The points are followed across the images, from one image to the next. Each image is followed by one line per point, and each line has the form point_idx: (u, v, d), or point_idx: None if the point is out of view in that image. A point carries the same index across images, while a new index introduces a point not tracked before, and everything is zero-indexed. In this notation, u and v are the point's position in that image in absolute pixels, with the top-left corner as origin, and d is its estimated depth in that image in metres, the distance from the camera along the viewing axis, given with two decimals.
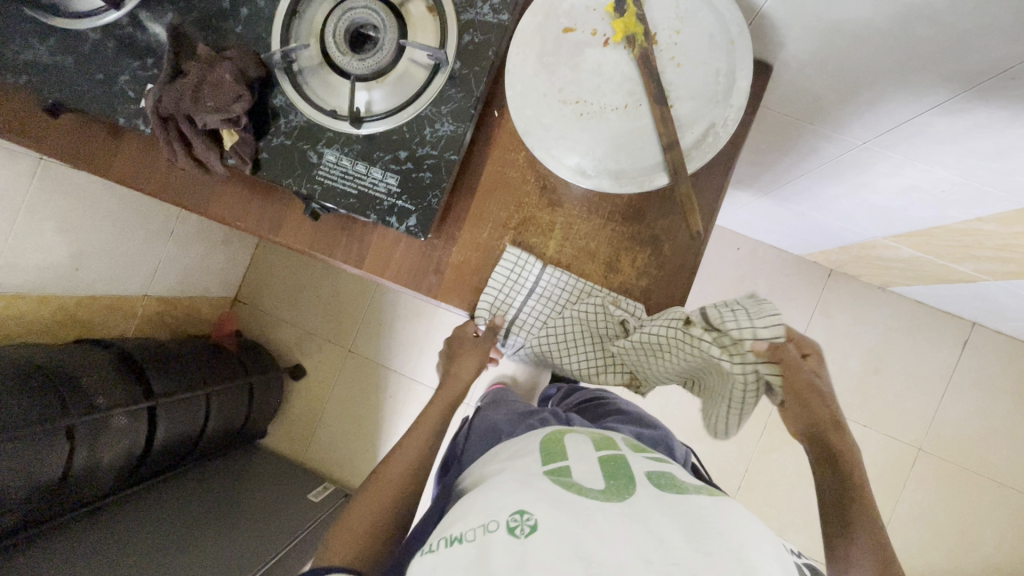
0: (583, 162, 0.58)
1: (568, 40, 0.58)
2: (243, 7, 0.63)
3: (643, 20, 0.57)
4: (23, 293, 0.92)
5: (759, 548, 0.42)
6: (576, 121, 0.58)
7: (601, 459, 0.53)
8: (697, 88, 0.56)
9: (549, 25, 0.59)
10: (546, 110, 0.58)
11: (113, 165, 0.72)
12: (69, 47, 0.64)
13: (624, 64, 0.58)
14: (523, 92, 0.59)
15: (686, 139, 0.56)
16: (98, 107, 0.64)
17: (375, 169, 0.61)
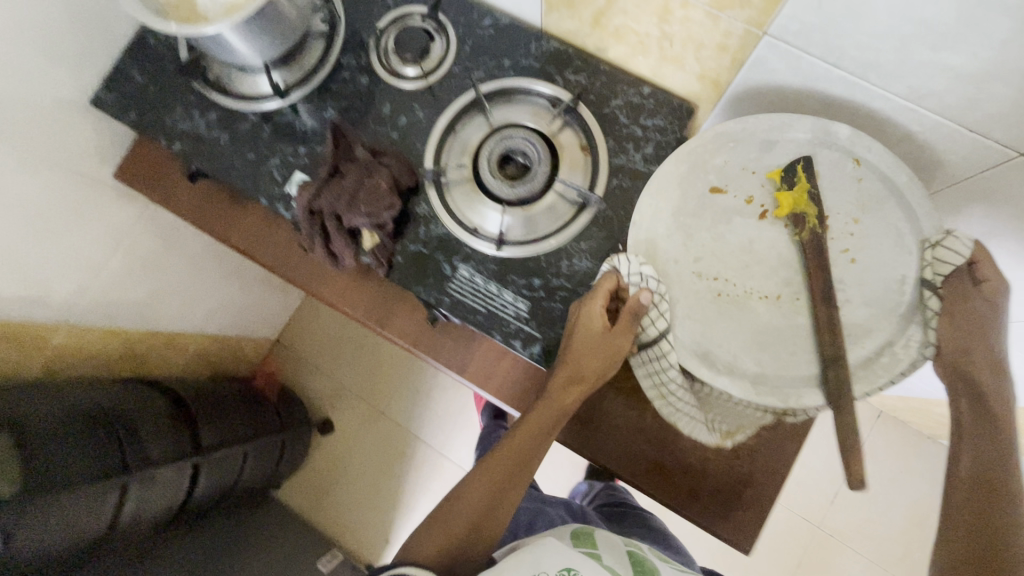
0: (713, 352, 0.55)
1: (716, 203, 0.57)
2: (402, 115, 0.65)
3: (813, 198, 0.54)
4: (95, 325, 0.91)
5: None
6: (712, 298, 0.56)
7: (628, 555, 0.57)
8: (876, 287, 0.53)
9: (698, 182, 0.57)
10: (676, 279, 0.56)
11: (237, 233, 0.74)
12: (227, 123, 0.67)
13: (782, 243, 0.56)
14: (648, 244, 0.57)
15: (854, 354, 0.52)
16: (243, 184, 0.65)
17: (506, 291, 0.61)
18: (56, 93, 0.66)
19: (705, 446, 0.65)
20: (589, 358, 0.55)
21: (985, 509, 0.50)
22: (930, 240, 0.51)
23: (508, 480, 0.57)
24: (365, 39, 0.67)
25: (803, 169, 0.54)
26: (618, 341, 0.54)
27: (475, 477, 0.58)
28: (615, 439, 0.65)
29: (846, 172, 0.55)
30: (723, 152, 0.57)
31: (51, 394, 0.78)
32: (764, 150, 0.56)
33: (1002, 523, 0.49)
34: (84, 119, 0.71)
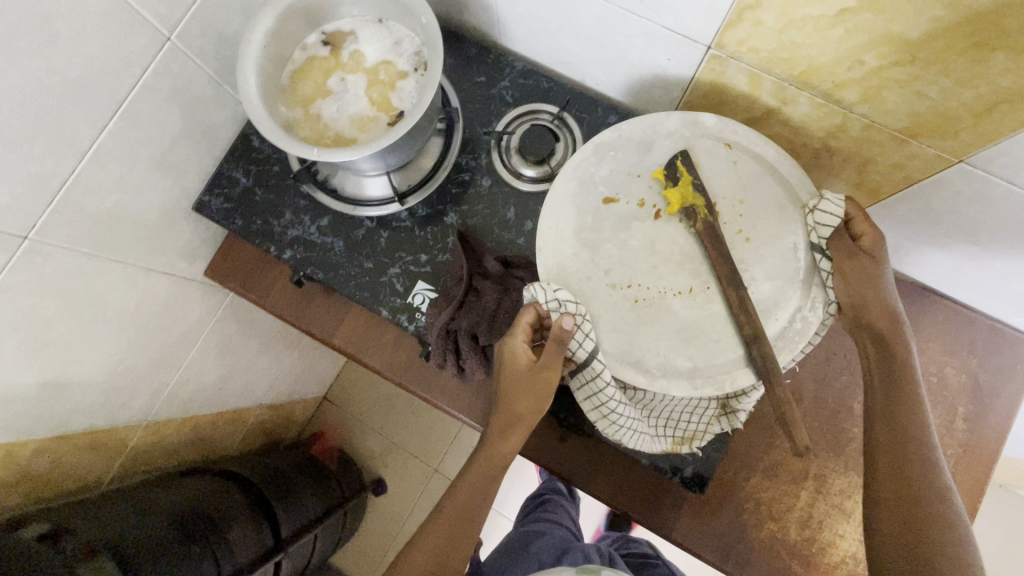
0: (644, 359, 0.43)
1: (609, 214, 0.45)
2: (527, 219, 0.62)
3: (701, 188, 0.44)
4: (171, 417, 0.87)
5: None
6: (629, 310, 0.44)
7: None
8: (776, 266, 0.44)
9: (583, 194, 0.46)
10: (588, 298, 0.44)
11: (339, 334, 0.69)
12: (340, 230, 0.64)
13: (683, 241, 0.44)
14: (559, 267, 0.45)
15: (772, 326, 0.43)
16: (362, 297, 0.62)
17: None
18: (161, 202, 0.62)
19: (856, 562, 0.61)
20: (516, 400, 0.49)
21: (917, 504, 0.43)
22: (803, 205, 0.45)
23: (455, 535, 0.52)
24: (484, 138, 0.65)
25: (684, 161, 0.44)
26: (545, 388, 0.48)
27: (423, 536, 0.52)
28: (757, 555, 0.62)
29: (720, 156, 0.46)
30: (606, 161, 0.47)
31: (137, 501, 0.73)
32: (643, 150, 0.46)
33: (926, 519, 0.42)
34: (183, 223, 0.67)
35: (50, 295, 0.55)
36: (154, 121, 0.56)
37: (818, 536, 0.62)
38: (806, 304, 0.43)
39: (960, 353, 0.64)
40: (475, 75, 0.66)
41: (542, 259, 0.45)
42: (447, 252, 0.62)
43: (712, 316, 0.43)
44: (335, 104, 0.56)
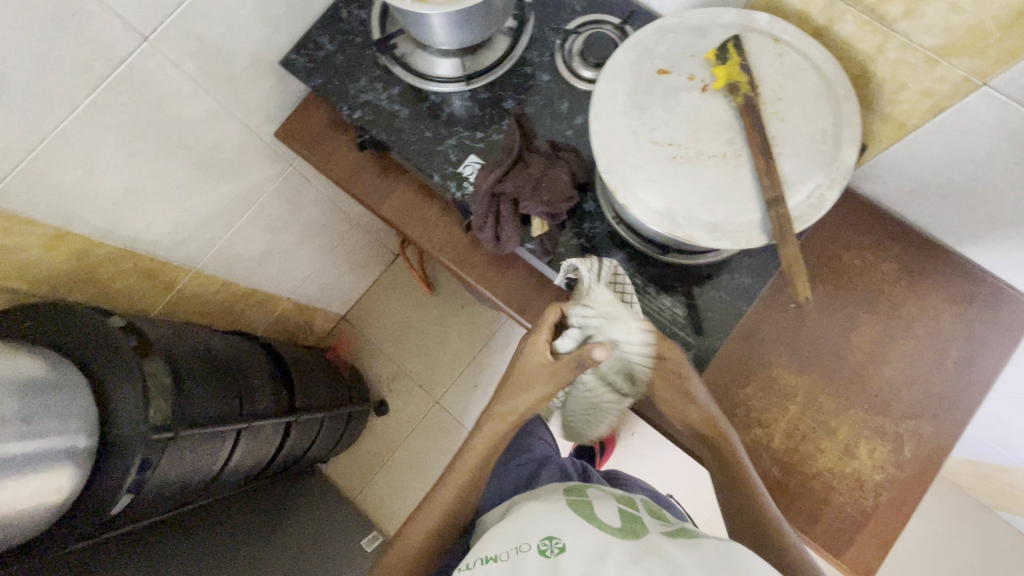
0: (674, 208, 0.49)
1: (661, 82, 0.51)
2: (579, 114, 0.68)
3: (747, 69, 0.50)
4: (214, 275, 0.94)
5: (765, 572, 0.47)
6: (667, 164, 0.49)
7: (620, 508, 0.58)
8: (804, 146, 0.49)
9: (641, 65, 0.52)
10: (633, 149, 0.50)
11: (388, 202, 0.75)
12: (408, 101, 0.70)
13: (724, 112, 0.50)
14: (610, 121, 0.51)
15: (792, 196, 0.48)
16: (418, 161, 0.68)
17: (665, 295, 0.64)
18: (253, 50, 0.69)
19: (832, 476, 0.65)
20: (524, 398, 0.60)
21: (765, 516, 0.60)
22: (836, 99, 0.50)
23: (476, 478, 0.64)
24: (550, 39, 0.70)
25: (735, 46, 0.51)
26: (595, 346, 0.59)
27: (442, 487, 0.64)
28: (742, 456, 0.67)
29: (768, 49, 0.51)
30: (665, 40, 0.52)
31: (193, 336, 0.81)
32: (699, 34, 0.52)
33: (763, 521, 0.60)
34: (267, 79, 0.74)
35: (150, 103, 0.62)
36: None
37: (800, 447, 0.66)
38: (823, 183, 0.49)
39: (959, 304, 0.68)
40: None
41: (597, 110, 0.51)
42: (500, 134, 0.68)
43: (739, 177, 0.49)
44: None
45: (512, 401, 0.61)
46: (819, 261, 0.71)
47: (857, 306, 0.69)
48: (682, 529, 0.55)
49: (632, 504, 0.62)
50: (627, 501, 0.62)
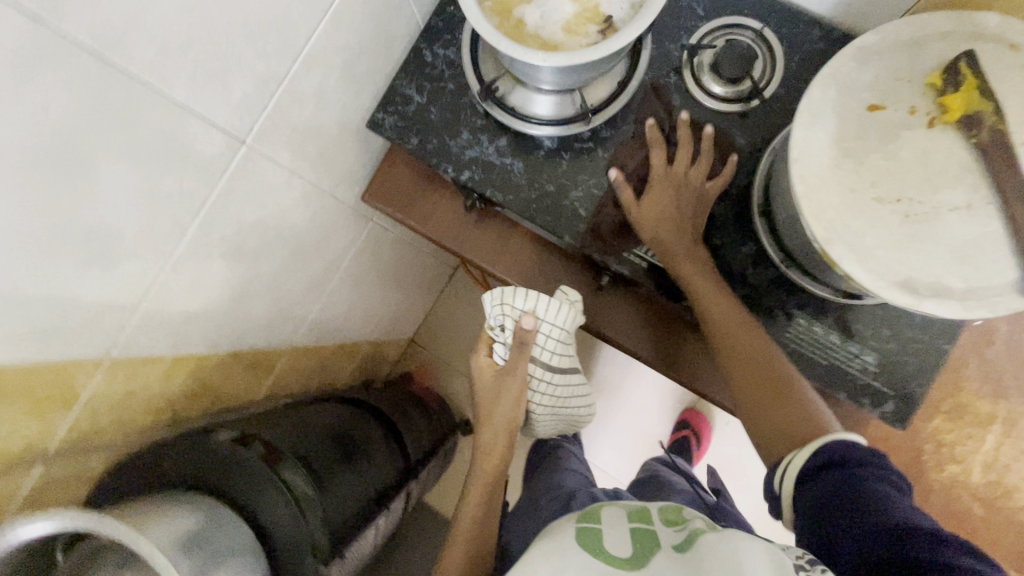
0: (913, 278, 0.41)
1: (876, 122, 0.42)
2: (720, 142, 0.59)
3: (990, 94, 0.41)
4: (306, 343, 0.89)
5: (762, 560, 0.40)
6: (899, 226, 0.41)
7: (630, 526, 0.53)
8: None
9: (844, 102, 0.43)
10: (854, 211, 0.42)
11: (504, 260, 0.68)
12: (520, 151, 0.62)
13: (963, 152, 0.41)
14: (819, 179, 0.42)
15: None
16: (544, 220, 0.61)
17: (853, 344, 0.56)
18: (340, 118, 0.61)
19: None
20: (504, 403, 0.66)
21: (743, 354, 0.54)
22: None
23: (482, 521, 0.67)
24: (674, 54, 0.60)
25: (969, 64, 0.41)
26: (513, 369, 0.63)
27: (468, 502, 0.68)
28: (935, 494, 0.62)
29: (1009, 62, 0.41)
30: (870, 66, 0.43)
31: (285, 412, 0.78)
32: (912, 54, 0.43)
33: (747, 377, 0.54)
34: (352, 142, 0.66)
35: (251, 205, 0.55)
36: (351, 27, 0.54)
37: (1001, 479, 0.61)
38: None
39: None
40: None
41: (798, 166, 0.43)
42: (632, 176, 0.60)
43: (993, 233, 0.41)
44: (539, 10, 0.52)
45: (492, 416, 0.68)
46: None
47: None
48: (691, 535, 0.49)
49: (642, 515, 0.55)
50: (638, 513, 0.56)
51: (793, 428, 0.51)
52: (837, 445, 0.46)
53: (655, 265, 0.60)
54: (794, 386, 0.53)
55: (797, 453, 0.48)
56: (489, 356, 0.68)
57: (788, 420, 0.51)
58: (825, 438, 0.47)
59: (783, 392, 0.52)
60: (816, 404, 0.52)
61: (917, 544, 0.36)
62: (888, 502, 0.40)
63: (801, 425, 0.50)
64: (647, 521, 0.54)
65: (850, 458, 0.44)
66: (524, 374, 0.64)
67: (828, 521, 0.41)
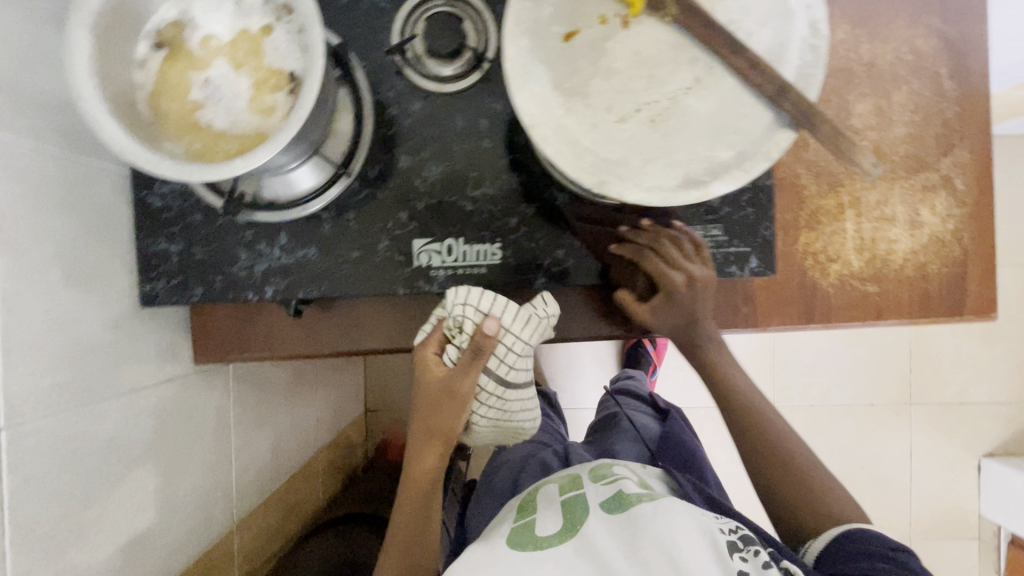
0: (690, 171, 0.41)
1: (579, 48, 0.40)
2: (480, 117, 0.56)
3: None
4: (252, 508, 0.83)
5: (698, 532, 0.59)
6: (651, 133, 0.40)
7: (564, 499, 0.71)
8: (763, 9, 0.40)
9: (541, 45, 0.41)
10: (608, 143, 0.40)
11: (368, 335, 0.64)
12: (305, 237, 0.56)
13: (665, 33, 0.40)
14: (561, 131, 0.40)
15: (787, 73, 0.40)
16: (369, 287, 0.56)
17: (694, 227, 0.56)
18: (106, 319, 0.54)
19: (917, 255, 0.65)
20: (446, 415, 0.58)
21: (777, 459, 0.64)
22: None
23: (423, 527, 0.65)
24: (386, 59, 0.56)
25: None
26: (457, 384, 0.56)
27: (397, 513, 0.64)
28: (838, 296, 0.65)
29: None
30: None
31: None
32: None
33: (792, 467, 0.64)
34: (142, 325, 0.59)
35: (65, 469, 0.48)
36: (40, 238, 0.46)
37: (876, 252, 0.65)
38: (807, 32, 0.40)
39: (922, 20, 0.63)
40: None
41: (537, 131, 0.40)
42: (423, 196, 0.56)
43: (730, 91, 0.40)
44: (218, 107, 0.47)
45: (445, 424, 0.59)
46: None
47: (840, 89, 0.64)
48: (615, 497, 0.68)
49: (572, 486, 0.73)
50: (571, 487, 0.73)
51: (819, 506, 0.62)
52: (867, 536, 0.58)
53: (494, 265, 0.57)
54: (822, 479, 0.64)
55: (817, 541, 0.61)
56: (438, 355, 0.58)
57: (796, 477, 0.63)
58: (848, 526, 0.60)
59: (795, 469, 0.64)
60: (825, 480, 0.64)
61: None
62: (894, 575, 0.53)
63: (814, 503, 0.62)
64: (577, 488, 0.73)
65: (876, 543, 0.57)
66: (466, 387, 0.56)
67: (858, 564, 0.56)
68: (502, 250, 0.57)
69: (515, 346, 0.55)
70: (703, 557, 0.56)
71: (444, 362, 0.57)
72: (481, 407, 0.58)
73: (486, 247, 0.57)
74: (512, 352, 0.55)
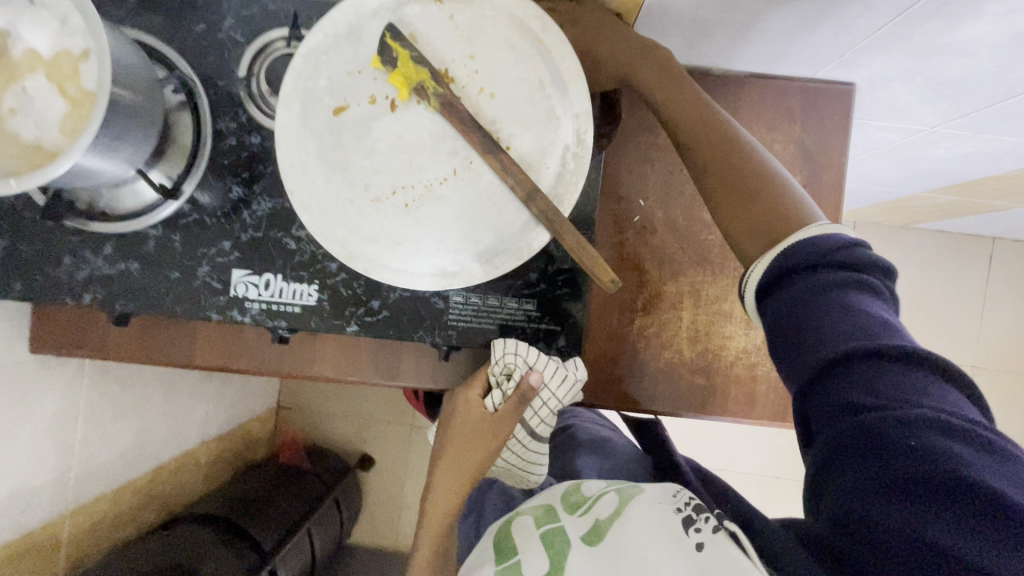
0: (440, 260, 0.42)
1: (345, 124, 0.41)
2: None
3: (423, 60, 0.41)
4: (98, 494, 0.84)
5: (662, 540, 0.47)
6: (404, 217, 0.41)
7: (542, 537, 0.55)
8: (529, 113, 0.41)
9: (312, 115, 0.42)
10: (362, 219, 0.41)
11: (194, 354, 0.64)
12: (130, 251, 0.58)
13: (429, 122, 0.41)
14: (318, 201, 0.41)
15: (545, 179, 0.42)
16: (184, 308, 0.58)
17: (508, 298, 0.57)
18: None
19: (749, 354, 0.65)
20: (473, 448, 0.56)
21: (752, 196, 0.48)
22: (534, 36, 0.41)
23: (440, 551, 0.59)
24: (234, 91, 0.57)
25: (394, 37, 0.40)
26: (501, 424, 0.55)
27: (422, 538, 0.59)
28: (666, 382, 0.65)
29: (434, 18, 0.41)
30: (320, 67, 0.42)
31: None
32: (352, 41, 0.42)
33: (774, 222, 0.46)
34: None
35: None
36: None
37: (709, 345, 0.65)
38: (571, 140, 0.42)
39: (782, 126, 0.64)
40: (192, 24, 0.57)
41: (295, 197, 0.41)
42: (249, 228, 0.58)
43: (487, 186, 0.42)
44: (29, 118, 0.47)
45: (466, 453, 0.57)
46: (636, 158, 0.65)
47: (694, 180, 0.65)
48: (595, 523, 0.53)
49: (550, 515, 0.57)
50: (547, 517, 0.57)
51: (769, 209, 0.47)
52: (811, 246, 0.42)
53: (308, 305, 0.58)
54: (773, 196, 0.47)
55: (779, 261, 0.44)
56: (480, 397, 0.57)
57: (778, 234, 0.46)
58: (802, 236, 0.43)
59: (783, 222, 0.46)
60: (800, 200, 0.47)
61: (934, 425, 0.33)
62: (884, 356, 0.36)
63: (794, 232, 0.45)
64: (555, 517, 0.57)
65: (818, 260, 0.42)
66: (506, 433, 0.56)
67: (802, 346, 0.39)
68: (318, 293, 0.57)
69: (548, 399, 0.56)
70: (666, 558, 0.46)
71: (487, 406, 0.56)
72: (508, 453, 0.61)
73: (303, 287, 0.58)
74: (549, 402, 0.56)
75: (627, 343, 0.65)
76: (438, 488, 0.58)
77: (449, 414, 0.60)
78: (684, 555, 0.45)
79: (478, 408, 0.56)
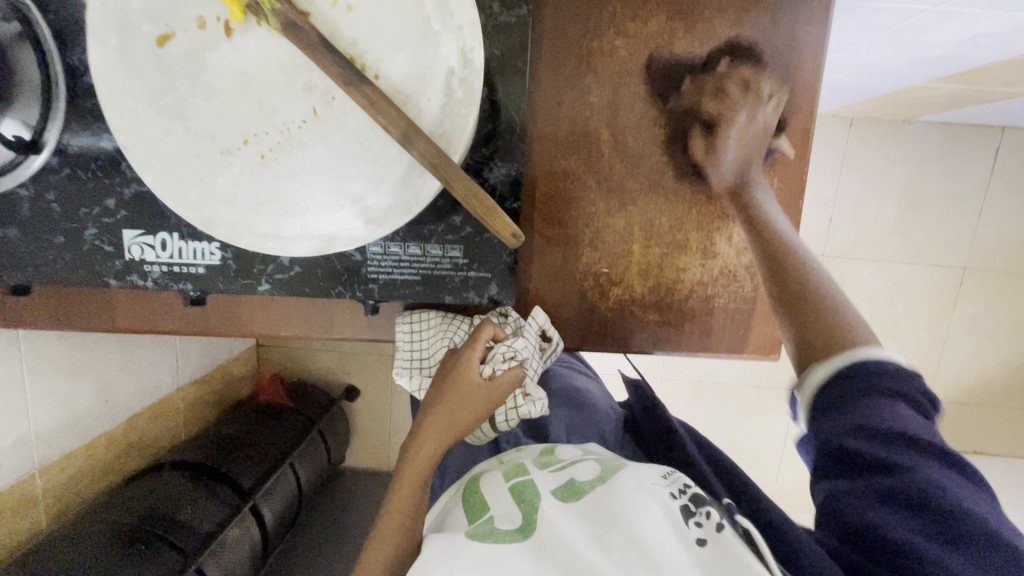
0: (313, 221, 0.36)
1: (171, 59, 0.34)
2: None
3: None
4: (67, 451, 0.85)
5: (653, 508, 0.44)
6: (261, 171, 0.35)
7: (511, 490, 0.50)
8: (399, 31, 0.35)
9: (129, 48, 0.33)
10: (214, 175, 0.35)
11: (112, 319, 0.59)
12: (4, 215, 0.51)
13: (277, 47, 0.34)
14: (159, 157, 0.35)
15: (427, 112, 0.36)
16: (79, 275, 0.53)
17: (432, 246, 0.52)
18: None
19: (705, 286, 0.60)
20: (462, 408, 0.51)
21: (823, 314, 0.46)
22: None
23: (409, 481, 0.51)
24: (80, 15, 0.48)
25: None
26: (499, 395, 0.52)
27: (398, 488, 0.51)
28: (618, 321, 0.61)
29: None
30: None
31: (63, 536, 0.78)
32: None
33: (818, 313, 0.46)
34: None
35: None
36: None
37: (663, 279, 0.60)
38: (456, 61, 0.35)
39: (746, 17, 0.54)
40: None
41: (132, 154, 0.35)
42: (130, 182, 0.51)
43: (359, 124, 0.35)
44: None
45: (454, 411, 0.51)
46: (576, 68, 0.56)
47: (645, 92, 0.56)
48: (569, 482, 0.51)
49: (517, 470, 0.54)
50: (516, 469, 0.54)
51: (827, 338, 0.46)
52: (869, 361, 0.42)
53: (213, 265, 0.52)
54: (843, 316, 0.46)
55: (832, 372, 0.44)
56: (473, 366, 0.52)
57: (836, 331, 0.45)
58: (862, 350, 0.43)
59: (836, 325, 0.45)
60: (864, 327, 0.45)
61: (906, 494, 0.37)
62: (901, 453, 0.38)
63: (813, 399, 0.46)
64: (525, 472, 0.53)
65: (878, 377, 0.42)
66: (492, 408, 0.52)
67: (833, 419, 0.41)
68: (221, 251, 0.52)
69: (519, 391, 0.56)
70: (660, 532, 0.42)
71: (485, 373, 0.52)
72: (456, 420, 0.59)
73: (203, 245, 0.52)
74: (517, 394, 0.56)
75: (576, 282, 0.60)
76: (417, 445, 0.52)
77: (434, 382, 0.54)
78: (679, 535, 0.43)
79: (477, 379, 0.51)
